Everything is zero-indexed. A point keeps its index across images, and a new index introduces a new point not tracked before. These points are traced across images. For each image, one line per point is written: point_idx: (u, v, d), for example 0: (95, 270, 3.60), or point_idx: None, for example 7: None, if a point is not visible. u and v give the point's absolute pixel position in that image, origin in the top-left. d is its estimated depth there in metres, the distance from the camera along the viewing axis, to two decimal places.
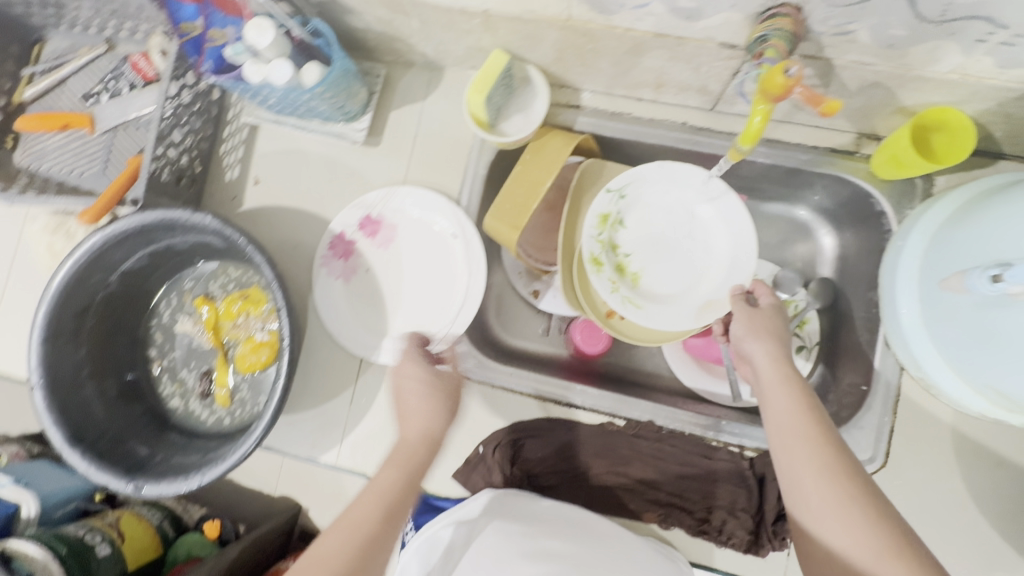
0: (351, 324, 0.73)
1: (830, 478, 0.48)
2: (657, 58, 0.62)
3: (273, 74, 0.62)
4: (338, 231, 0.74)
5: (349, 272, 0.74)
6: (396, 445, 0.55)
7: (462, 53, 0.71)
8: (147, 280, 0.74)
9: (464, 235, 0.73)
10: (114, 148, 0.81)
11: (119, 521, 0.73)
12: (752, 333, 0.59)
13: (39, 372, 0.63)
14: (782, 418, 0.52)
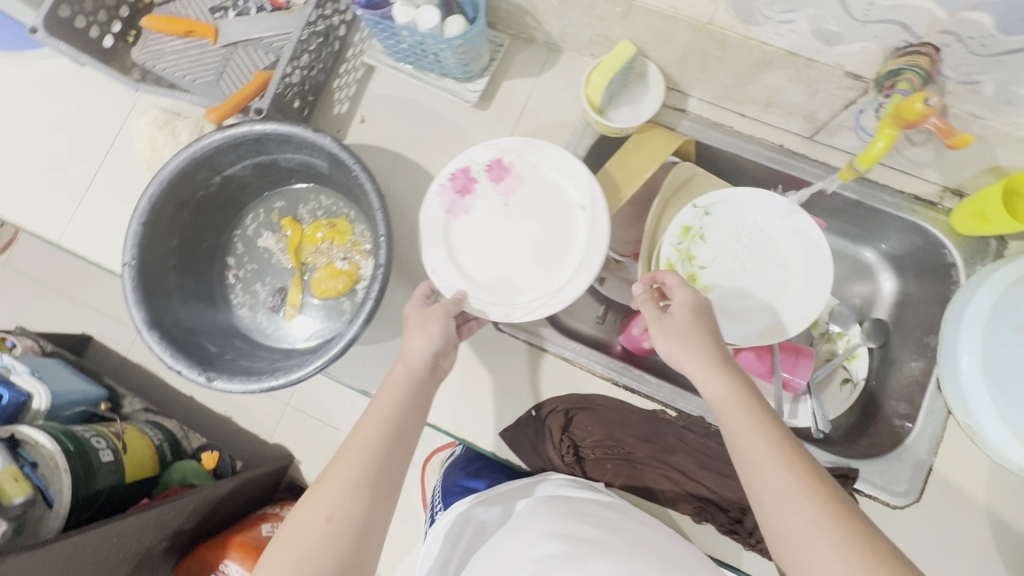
0: (441, 256, 0.71)
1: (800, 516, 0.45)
2: (778, 77, 0.66)
3: (420, 19, 0.65)
4: (464, 164, 0.73)
5: (460, 209, 0.73)
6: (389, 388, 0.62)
7: (586, 39, 0.75)
8: (242, 190, 0.77)
9: (593, 210, 0.69)
10: (231, 63, 0.84)
11: None
12: (686, 349, 0.56)
13: (134, 249, 0.65)
14: (740, 439, 0.50)
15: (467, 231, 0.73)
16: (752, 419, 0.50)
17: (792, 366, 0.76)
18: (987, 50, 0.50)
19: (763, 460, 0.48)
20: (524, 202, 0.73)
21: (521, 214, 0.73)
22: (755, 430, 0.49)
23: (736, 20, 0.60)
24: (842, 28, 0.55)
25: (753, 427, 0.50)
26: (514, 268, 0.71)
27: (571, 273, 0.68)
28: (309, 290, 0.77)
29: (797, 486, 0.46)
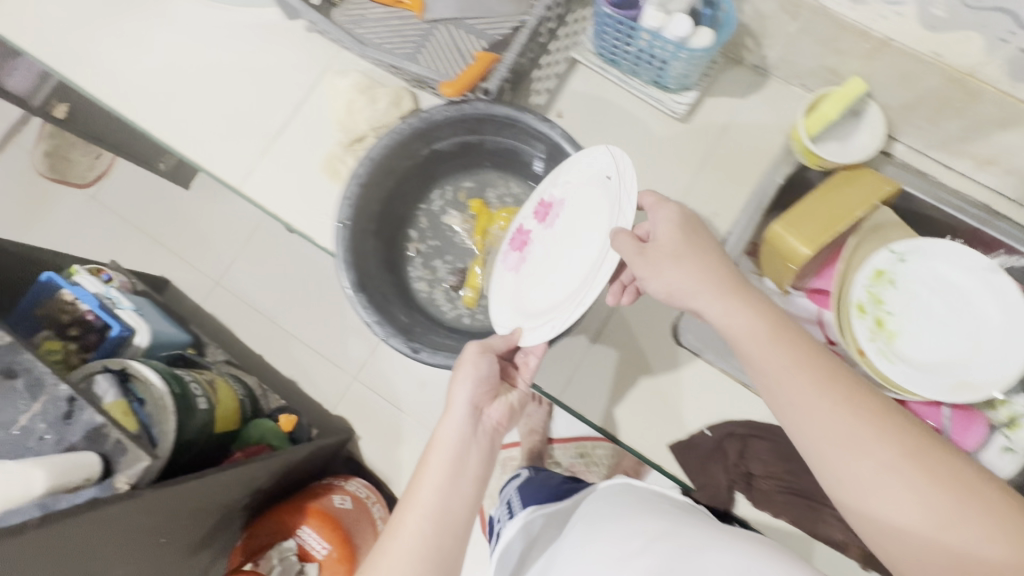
0: (506, 305, 0.69)
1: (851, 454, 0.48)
2: (1018, 137, 0.65)
3: (671, 27, 0.65)
4: (518, 222, 0.71)
5: (516, 262, 0.70)
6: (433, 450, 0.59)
7: (806, 69, 0.75)
8: (440, 166, 0.77)
9: (619, 174, 0.60)
10: (432, 39, 0.83)
11: None
12: (724, 302, 0.56)
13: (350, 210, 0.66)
14: (805, 409, 0.50)
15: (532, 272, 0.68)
16: (821, 376, 0.51)
17: (964, 431, 0.76)
18: None
19: (830, 425, 0.49)
20: (569, 219, 0.66)
21: (574, 230, 0.66)
22: (812, 381, 0.51)
23: (1005, 76, 0.60)
24: None
25: (808, 384, 0.51)
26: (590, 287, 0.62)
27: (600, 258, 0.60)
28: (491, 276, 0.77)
29: (861, 437, 0.48)
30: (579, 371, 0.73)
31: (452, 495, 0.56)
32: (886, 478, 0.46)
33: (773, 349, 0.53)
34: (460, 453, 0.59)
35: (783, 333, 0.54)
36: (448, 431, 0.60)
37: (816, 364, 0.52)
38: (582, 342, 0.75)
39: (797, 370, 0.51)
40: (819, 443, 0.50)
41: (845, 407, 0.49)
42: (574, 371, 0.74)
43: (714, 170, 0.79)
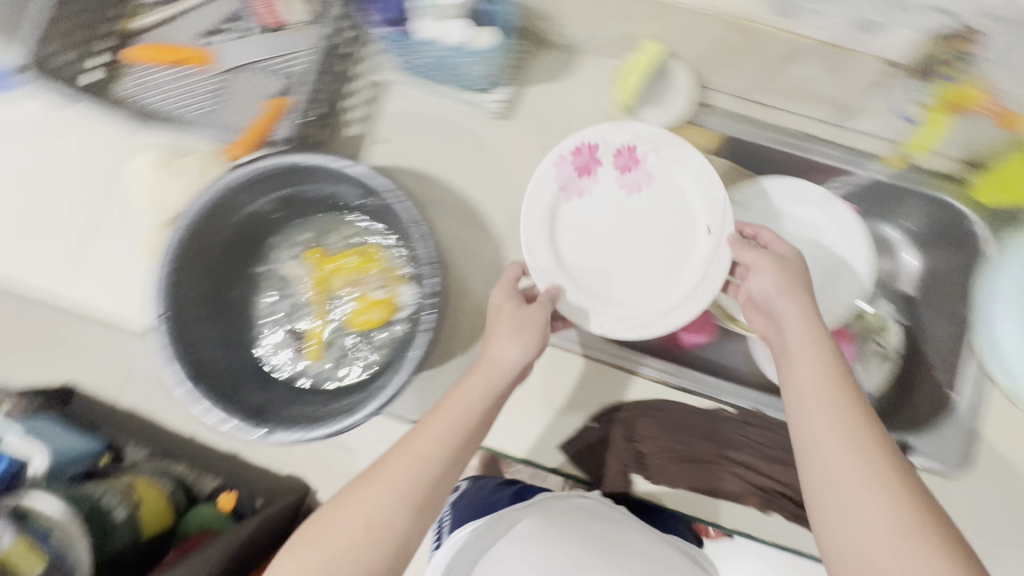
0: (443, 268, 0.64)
1: (853, 444, 0.48)
2: (810, 67, 0.66)
3: (450, 32, 0.63)
4: (594, 140, 0.68)
5: (575, 189, 0.68)
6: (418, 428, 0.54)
7: (609, 40, 0.74)
8: (265, 224, 0.72)
9: (721, 232, 0.65)
10: (232, 90, 0.76)
11: (134, 485, 0.79)
12: (781, 289, 0.59)
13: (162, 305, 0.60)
14: (814, 403, 0.51)
15: (580, 209, 0.68)
16: (838, 386, 0.52)
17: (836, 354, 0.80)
18: None
19: (832, 426, 0.50)
20: (650, 206, 0.68)
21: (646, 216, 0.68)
22: (823, 385, 0.52)
23: (773, 16, 0.60)
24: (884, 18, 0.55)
25: (826, 392, 0.52)
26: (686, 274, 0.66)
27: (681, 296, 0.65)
28: (341, 325, 0.73)
29: (857, 439, 0.48)
30: None
31: (437, 474, 0.51)
32: (856, 482, 0.47)
33: (817, 342, 0.55)
34: (472, 425, 0.54)
35: (820, 348, 0.55)
36: (488, 377, 0.57)
37: (841, 381, 0.52)
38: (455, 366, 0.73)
39: (815, 374, 0.53)
40: (808, 421, 0.51)
41: (847, 414, 0.50)
42: None
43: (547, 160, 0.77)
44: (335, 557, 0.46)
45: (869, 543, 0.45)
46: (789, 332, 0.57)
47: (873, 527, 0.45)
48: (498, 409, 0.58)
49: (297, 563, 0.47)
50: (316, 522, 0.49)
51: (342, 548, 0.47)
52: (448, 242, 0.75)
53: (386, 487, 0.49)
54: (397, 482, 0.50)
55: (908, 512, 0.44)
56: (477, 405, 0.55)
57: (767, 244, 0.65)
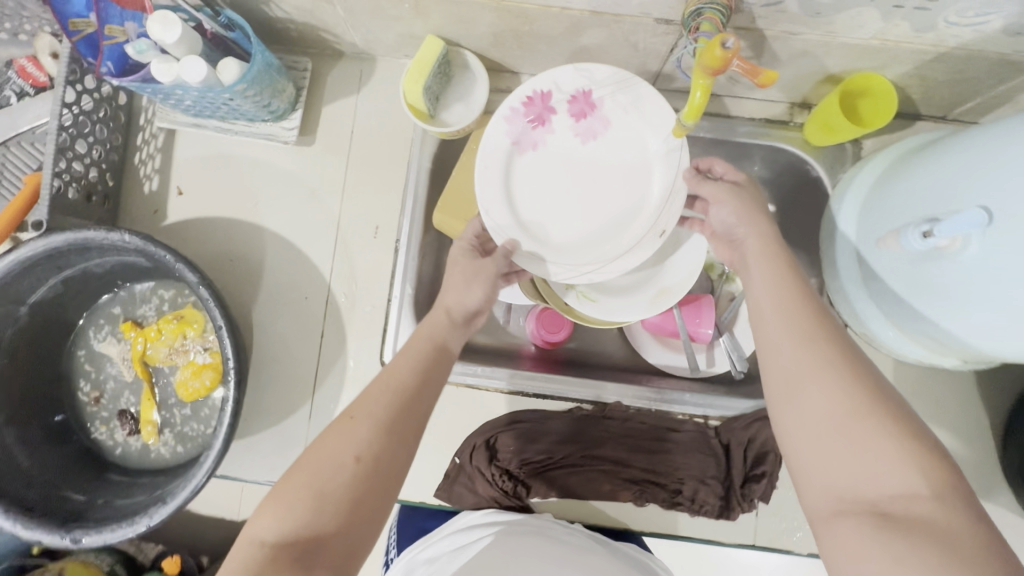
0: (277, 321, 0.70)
1: (810, 342, 0.42)
2: (595, 38, 0.61)
3: (185, 73, 0.56)
4: (545, 88, 0.60)
5: (528, 142, 0.61)
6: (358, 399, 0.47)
7: (393, 42, 0.68)
8: (66, 308, 0.68)
9: (675, 184, 0.58)
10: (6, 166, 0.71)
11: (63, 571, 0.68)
12: (741, 217, 0.53)
13: None
14: (767, 309, 0.45)
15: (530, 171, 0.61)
16: (789, 288, 0.46)
17: (697, 322, 0.74)
18: None
19: (780, 327, 0.44)
20: (608, 154, 0.61)
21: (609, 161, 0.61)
22: (775, 289, 0.46)
23: None
24: None
25: (777, 294, 0.46)
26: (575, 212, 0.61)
27: (631, 248, 0.59)
28: (173, 397, 0.69)
29: (815, 336, 0.42)
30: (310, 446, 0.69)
31: (421, 401, 0.48)
32: (808, 379, 0.41)
33: (767, 253, 0.49)
34: (426, 371, 0.50)
35: (772, 256, 0.49)
36: (439, 321, 0.55)
37: (790, 278, 0.47)
38: (302, 415, 0.70)
39: (767, 280, 0.47)
40: (764, 337, 0.45)
41: (795, 310, 0.44)
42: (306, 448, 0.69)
43: (362, 179, 0.72)
44: (307, 506, 0.41)
45: (821, 441, 0.39)
46: (748, 235, 0.51)
47: (824, 422, 0.39)
48: (456, 346, 0.55)
49: (263, 524, 0.40)
50: (281, 486, 0.42)
51: (301, 496, 0.41)
52: (271, 288, 0.71)
53: (368, 417, 0.45)
54: (353, 415, 0.45)
55: (862, 393, 0.39)
56: (433, 338, 0.53)
57: (721, 175, 0.57)
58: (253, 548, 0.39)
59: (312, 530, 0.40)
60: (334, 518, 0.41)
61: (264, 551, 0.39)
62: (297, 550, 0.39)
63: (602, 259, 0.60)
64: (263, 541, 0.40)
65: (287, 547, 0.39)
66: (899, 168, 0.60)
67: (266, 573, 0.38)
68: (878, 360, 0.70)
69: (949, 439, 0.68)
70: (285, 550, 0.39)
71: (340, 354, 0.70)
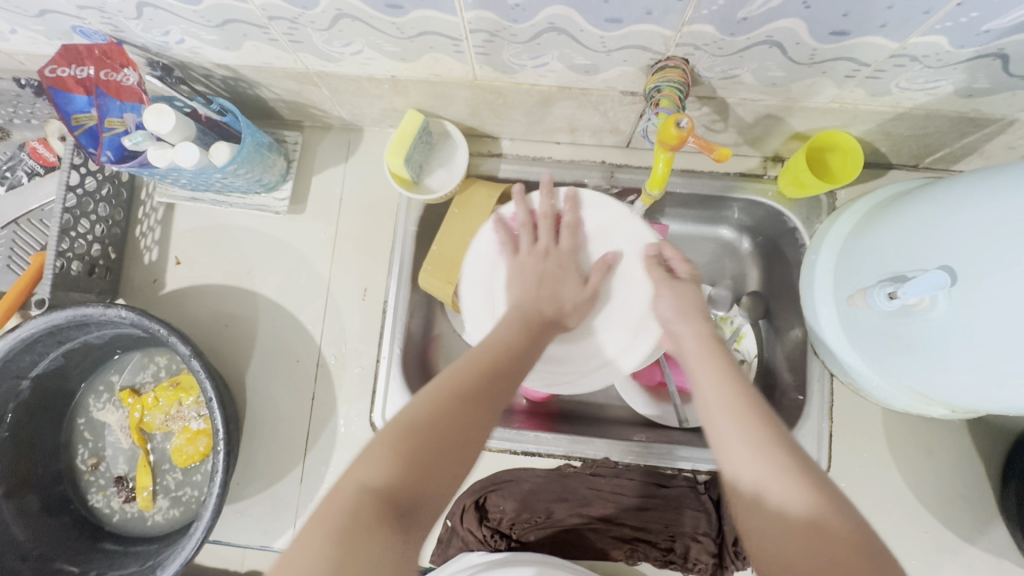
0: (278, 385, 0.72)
1: (758, 449, 0.42)
2: (567, 108, 0.64)
3: (179, 158, 0.59)
4: (524, 189, 0.65)
5: (511, 246, 0.64)
6: (457, 365, 0.50)
7: (377, 115, 0.72)
8: (66, 378, 0.70)
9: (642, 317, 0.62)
10: (16, 244, 0.75)
11: None
12: (677, 312, 0.55)
13: None
14: (714, 409, 0.46)
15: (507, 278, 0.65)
16: (732, 386, 0.47)
17: (684, 375, 0.77)
18: (726, 50, 0.49)
19: (735, 426, 0.44)
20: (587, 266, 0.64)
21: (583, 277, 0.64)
22: (721, 392, 0.47)
23: (497, 73, 0.58)
24: (592, 60, 0.53)
25: (727, 397, 0.46)
26: (510, 257, 0.63)
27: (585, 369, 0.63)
28: (169, 461, 0.71)
29: (760, 439, 0.43)
30: (302, 509, 0.69)
31: (513, 379, 0.51)
32: (772, 479, 0.40)
33: (710, 353, 0.50)
34: (514, 353, 0.53)
35: (715, 361, 0.50)
36: (518, 288, 0.61)
37: (728, 371, 0.49)
38: (294, 478, 0.70)
39: (711, 385, 0.48)
40: (717, 447, 0.45)
41: (740, 414, 0.45)
42: (298, 512, 0.69)
43: (350, 243, 0.75)
44: (408, 462, 0.40)
45: (787, 553, 0.38)
46: (696, 340, 0.52)
47: (785, 532, 0.38)
48: (537, 348, 0.56)
49: (369, 471, 0.40)
50: (387, 437, 0.42)
51: (395, 451, 0.41)
52: (264, 352, 0.73)
53: (460, 390, 0.46)
54: (443, 384, 0.47)
55: (817, 506, 0.39)
56: (520, 312, 0.58)
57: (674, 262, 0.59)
58: (354, 494, 0.39)
59: (409, 487, 0.40)
60: (434, 480, 0.41)
61: (369, 498, 0.38)
62: (399, 504, 0.39)
63: (581, 369, 0.64)
64: (366, 487, 0.39)
65: (387, 499, 0.39)
66: (869, 220, 0.62)
67: (368, 522, 0.37)
68: (867, 409, 0.70)
69: (944, 489, 0.67)
70: (389, 503, 0.39)
71: (330, 416, 0.71)
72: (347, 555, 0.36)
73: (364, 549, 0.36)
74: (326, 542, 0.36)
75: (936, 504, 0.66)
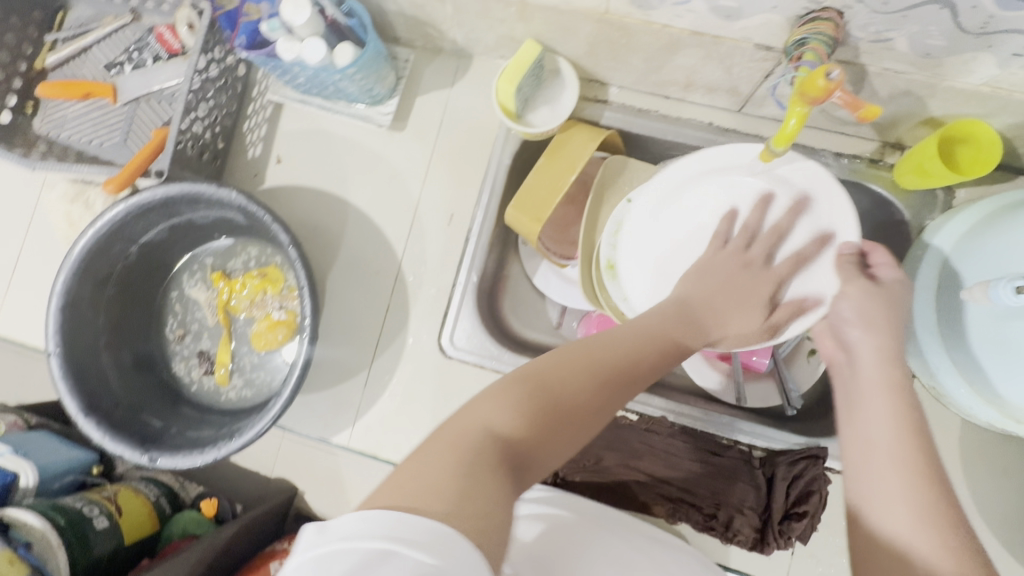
0: (354, 293, 0.75)
1: (923, 511, 0.41)
2: (692, 57, 0.62)
3: (306, 53, 0.61)
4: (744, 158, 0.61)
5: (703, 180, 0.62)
6: (597, 343, 0.48)
7: (493, 42, 0.71)
8: (167, 251, 0.75)
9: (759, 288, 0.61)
10: (136, 119, 0.80)
11: (117, 496, 0.74)
12: (862, 319, 0.53)
13: (56, 339, 0.64)
14: (883, 458, 0.45)
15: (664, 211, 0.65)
16: (913, 443, 0.45)
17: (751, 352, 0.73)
18: (890, 7, 0.47)
19: (891, 448, 0.45)
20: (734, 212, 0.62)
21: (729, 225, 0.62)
22: (896, 439, 0.45)
23: (631, 7, 0.56)
24: (739, 3, 0.51)
25: (905, 450, 0.45)
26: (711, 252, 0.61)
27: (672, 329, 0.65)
28: (247, 345, 0.75)
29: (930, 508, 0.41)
30: (362, 412, 0.73)
31: (584, 427, 0.44)
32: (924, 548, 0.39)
33: (891, 386, 0.49)
34: (584, 403, 0.44)
35: (897, 400, 0.48)
36: (723, 294, 0.58)
37: (917, 426, 0.46)
38: (358, 381, 0.73)
39: (885, 424, 0.47)
40: (872, 507, 0.43)
41: (920, 473, 0.43)
42: (357, 414, 0.73)
43: (444, 168, 0.76)
44: (537, 435, 0.41)
45: None
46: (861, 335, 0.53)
47: None
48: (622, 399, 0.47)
49: (501, 416, 0.41)
50: (517, 389, 0.43)
51: (525, 410, 0.41)
52: (347, 260, 0.75)
53: (582, 400, 0.44)
54: (598, 385, 0.45)
55: None
56: (681, 303, 0.57)
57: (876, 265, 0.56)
58: (478, 436, 0.39)
59: (524, 457, 0.40)
60: (552, 446, 0.42)
61: (492, 440, 0.39)
62: (512, 462, 0.39)
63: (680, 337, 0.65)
64: (493, 432, 0.40)
65: (506, 452, 0.39)
66: (997, 220, 0.59)
67: (492, 464, 0.37)
68: (946, 419, 0.67)
69: (1013, 512, 0.64)
70: (510, 454, 0.39)
71: (401, 329, 0.73)
72: (471, 482, 0.36)
73: (488, 496, 0.35)
74: (454, 464, 0.36)
75: (1000, 526, 0.64)
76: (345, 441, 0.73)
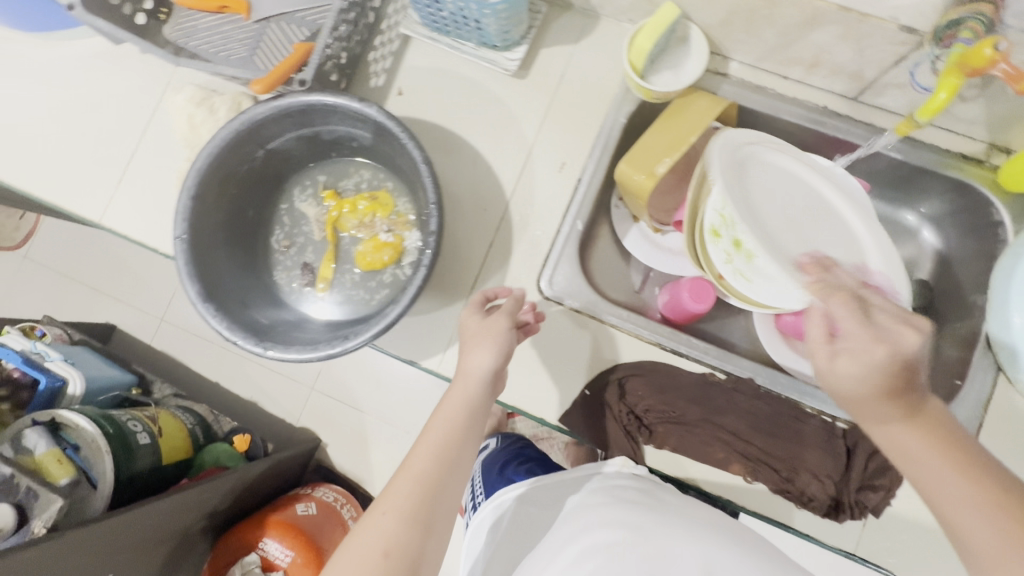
0: (460, 227, 0.77)
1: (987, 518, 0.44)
2: (828, 35, 0.65)
3: None
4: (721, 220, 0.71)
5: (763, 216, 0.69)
6: (411, 460, 0.59)
7: (626, 4, 0.74)
8: (286, 162, 0.78)
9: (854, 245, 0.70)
10: (265, 38, 0.83)
11: (158, 416, 1.25)
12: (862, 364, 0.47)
13: (185, 222, 0.66)
14: (935, 484, 0.46)
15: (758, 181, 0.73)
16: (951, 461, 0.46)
17: None
18: None
19: (925, 460, 0.47)
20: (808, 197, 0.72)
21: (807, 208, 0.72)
22: (943, 460, 0.46)
23: None
24: None
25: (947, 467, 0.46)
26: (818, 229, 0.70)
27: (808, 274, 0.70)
28: (350, 262, 0.78)
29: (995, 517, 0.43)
30: (453, 341, 0.75)
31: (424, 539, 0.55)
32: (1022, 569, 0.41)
33: (887, 410, 0.48)
34: (411, 522, 0.55)
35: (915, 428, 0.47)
36: (464, 387, 0.62)
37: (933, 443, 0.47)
38: (454, 311, 0.75)
39: (924, 460, 0.47)
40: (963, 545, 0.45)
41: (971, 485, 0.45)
42: (448, 342, 0.75)
43: (560, 118, 0.78)
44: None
45: None
46: (827, 373, 0.49)
47: None
48: (446, 500, 0.58)
49: None
50: (348, 552, 0.54)
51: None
52: (456, 195, 0.78)
53: (401, 519, 0.55)
54: (416, 503, 0.56)
55: None
56: (468, 378, 0.62)
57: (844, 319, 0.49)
58: None
59: None
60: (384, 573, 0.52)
61: None
62: None
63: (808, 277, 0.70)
64: None
65: None
66: None
67: None
68: None
69: None
70: None
71: (502, 267, 0.76)
72: None
73: None
74: None
75: None
76: (434, 365, 0.75)
